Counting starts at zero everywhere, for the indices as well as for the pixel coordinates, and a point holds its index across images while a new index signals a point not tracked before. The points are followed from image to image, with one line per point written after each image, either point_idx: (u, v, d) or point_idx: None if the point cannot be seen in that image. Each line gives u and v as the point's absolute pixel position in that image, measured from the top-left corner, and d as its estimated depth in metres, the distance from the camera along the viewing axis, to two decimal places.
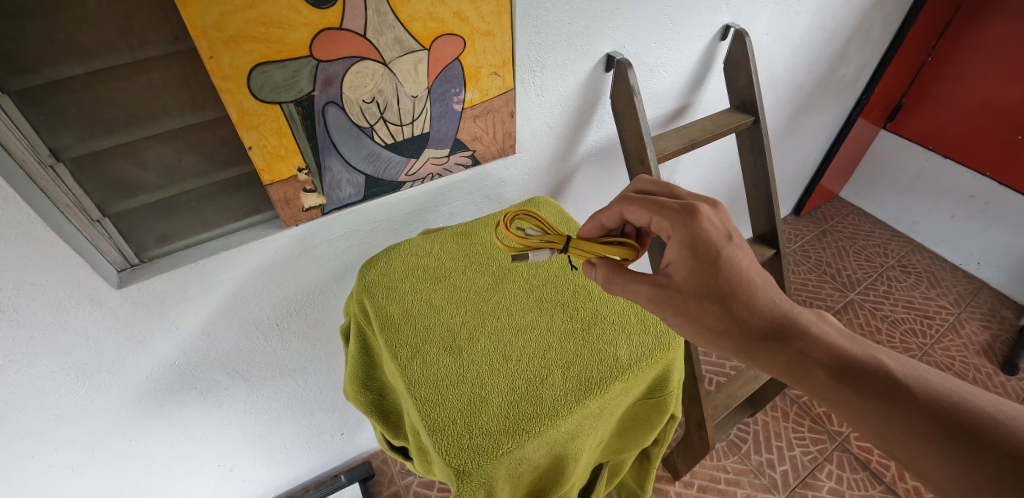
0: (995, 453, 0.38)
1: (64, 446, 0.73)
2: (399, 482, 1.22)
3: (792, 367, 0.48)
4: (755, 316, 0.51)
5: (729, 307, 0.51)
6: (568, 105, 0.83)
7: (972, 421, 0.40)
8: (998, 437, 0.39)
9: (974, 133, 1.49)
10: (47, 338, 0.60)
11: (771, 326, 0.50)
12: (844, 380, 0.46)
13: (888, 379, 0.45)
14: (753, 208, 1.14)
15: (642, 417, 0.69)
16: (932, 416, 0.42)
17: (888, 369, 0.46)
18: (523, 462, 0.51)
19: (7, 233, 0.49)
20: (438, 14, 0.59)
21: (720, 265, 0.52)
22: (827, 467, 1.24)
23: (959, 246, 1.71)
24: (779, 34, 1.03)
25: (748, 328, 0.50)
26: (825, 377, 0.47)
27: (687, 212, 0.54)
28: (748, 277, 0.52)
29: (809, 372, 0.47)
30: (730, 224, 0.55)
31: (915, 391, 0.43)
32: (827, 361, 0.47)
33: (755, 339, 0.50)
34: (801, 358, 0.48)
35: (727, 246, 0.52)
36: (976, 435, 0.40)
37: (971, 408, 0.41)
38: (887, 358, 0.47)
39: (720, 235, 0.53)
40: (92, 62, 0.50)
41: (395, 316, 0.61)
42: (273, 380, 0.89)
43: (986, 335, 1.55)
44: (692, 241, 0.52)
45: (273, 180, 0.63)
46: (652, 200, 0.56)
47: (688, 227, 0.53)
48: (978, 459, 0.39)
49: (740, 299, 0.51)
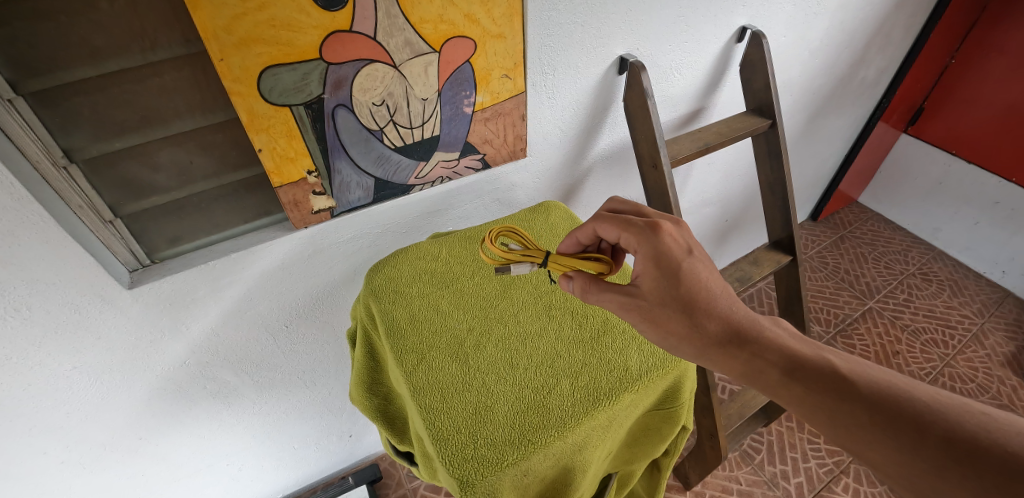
0: (932, 439, 0.39)
1: (74, 443, 0.74)
2: (406, 486, 1.21)
3: (748, 369, 0.48)
4: (714, 321, 0.50)
5: (691, 313, 0.50)
6: (576, 110, 0.82)
7: (911, 409, 0.40)
8: (933, 423, 0.39)
9: (999, 137, 1.44)
10: (60, 337, 0.61)
11: (729, 330, 0.50)
12: (796, 379, 0.46)
13: (835, 377, 0.45)
14: (770, 213, 1.11)
15: (653, 428, 0.67)
16: (875, 407, 0.41)
17: (835, 367, 0.45)
18: (529, 473, 0.50)
19: (21, 232, 0.49)
20: (448, 16, 0.59)
21: (682, 276, 0.52)
22: (844, 480, 1.20)
23: (983, 253, 1.66)
24: (798, 36, 1.01)
25: (708, 335, 0.50)
26: (778, 377, 0.47)
27: (646, 227, 0.54)
28: (708, 287, 0.52)
29: (763, 373, 0.47)
30: (692, 240, 0.54)
31: (857, 385, 0.43)
32: (780, 361, 0.47)
33: (715, 344, 0.49)
34: (756, 361, 0.48)
35: (687, 260, 0.52)
36: (916, 423, 0.40)
37: (909, 398, 0.41)
38: (834, 357, 0.46)
39: (681, 249, 0.53)
40: (104, 65, 0.50)
41: (401, 321, 0.60)
42: (282, 382, 0.89)
43: (1010, 346, 1.49)
44: (655, 254, 0.52)
45: (282, 182, 0.63)
46: (619, 216, 0.55)
47: (652, 242, 0.52)
48: (917, 444, 0.39)
49: (700, 307, 0.51)
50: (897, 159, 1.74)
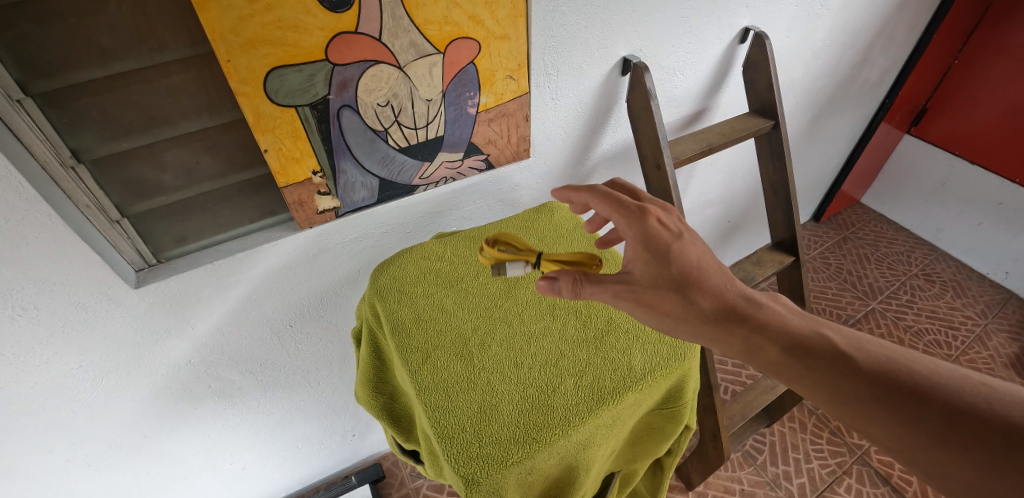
0: (932, 412, 0.39)
1: (81, 442, 0.74)
2: (410, 485, 1.22)
3: (748, 347, 0.48)
4: (709, 299, 0.50)
5: (686, 293, 0.50)
6: (580, 110, 0.82)
7: (911, 382, 0.41)
8: (933, 396, 0.40)
9: (1002, 138, 1.44)
10: (67, 336, 0.61)
11: (725, 308, 0.50)
12: (796, 355, 0.46)
13: (835, 354, 0.45)
14: (773, 214, 1.11)
15: (656, 427, 0.67)
16: (875, 381, 0.42)
17: (834, 343, 0.46)
18: (533, 472, 0.50)
19: (30, 231, 0.50)
20: (453, 17, 0.59)
21: (672, 257, 0.51)
22: (846, 481, 1.20)
23: (986, 254, 1.65)
24: (801, 37, 1.01)
25: (703, 312, 0.50)
26: (777, 353, 0.47)
27: (635, 211, 0.54)
28: (700, 266, 0.52)
29: (762, 350, 0.47)
30: (683, 225, 0.54)
31: (857, 360, 0.44)
32: (779, 339, 0.47)
33: (710, 321, 0.49)
34: (754, 337, 0.48)
35: (677, 242, 0.52)
36: (917, 396, 0.40)
37: (909, 371, 0.42)
38: (832, 333, 0.47)
39: (670, 233, 0.53)
40: (112, 66, 0.50)
41: (406, 321, 0.60)
42: (286, 381, 0.90)
43: (1014, 347, 1.49)
44: (645, 238, 0.52)
45: (288, 183, 0.64)
46: (615, 195, 0.56)
47: (639, 227, 0.53)
48: (918, 417, 0.40)
49: (693, 285, 0.51)
50: (900, 159, 1.74)
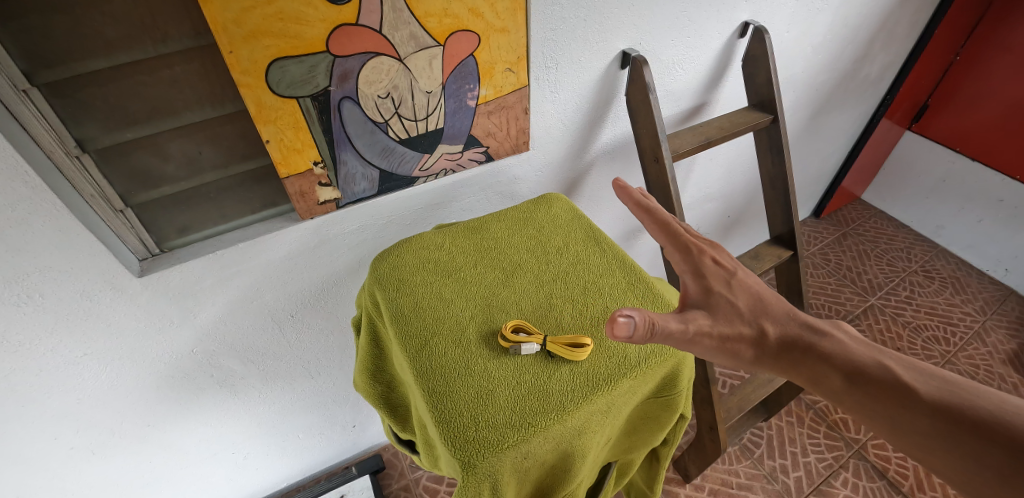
0: (995, 447, 0.42)
1: (84, 430, 0.76)
2: (410, 476, 1.23)
3: (812, 374, 0.50)
4: (774, 329, 0.53)
5: (752, 323, 0.53)
6: (581, 103, 0.83)
7: (974, 417, 0.43)
8: (997, 430, 0.42)
9: (1003, 135, 1.44)
10: (73, 323, 0.62)
11: (789, 338, 0.52)
12: (860, 385, 0.48)
13: (896, 385, 0.47)
14: (772, 208, 1.12)
15: (652, 416, 0.68)
16: (937, 415, 0.44)
17: (898, 376, 0.47)
18: (528, 457, 0.51)
19: (36, 219, 0.51)
20: (452, 10, 0.60)
21: (733, 292, 0.54)
22: (842, 474, 1.21)
23: (986, 251, 1.66)
24: (801, 32, 1.01)
25: (769, 344, 0.52)
26: (841, 382, 0.49)
27: (689, 248, 0.56)
28: (760, 296, 0.55)
29: (826, 378, 0.50)
30: (729, 259, 0.57)
31: (919, 392, 0.46)
32: (842, 367, 0.49)
33: (776, 352, 0.52)
34: (819, 366, 0.50)
35: (733, 278, 0.55)
36: (980, 431, 0.43)
37: (972, 406, 0.44)
38: (894, 364, 0.48)
39: (726, 269, 0.56)
40: (116, 56, 0.51)
41: (406, 309, 0.61)
42: (288, 372, 0.91)
43: (1012, 344, 1.49)
44: (698, 272, 0.55)
45: (290, 173, 0.64)
46: (670, 228, 0.59)
47: (692, 261, 0.55)
48: (981, 453, 0.42)
49: (758, 314, 0.54)
50: (900, 156, 1.74)
